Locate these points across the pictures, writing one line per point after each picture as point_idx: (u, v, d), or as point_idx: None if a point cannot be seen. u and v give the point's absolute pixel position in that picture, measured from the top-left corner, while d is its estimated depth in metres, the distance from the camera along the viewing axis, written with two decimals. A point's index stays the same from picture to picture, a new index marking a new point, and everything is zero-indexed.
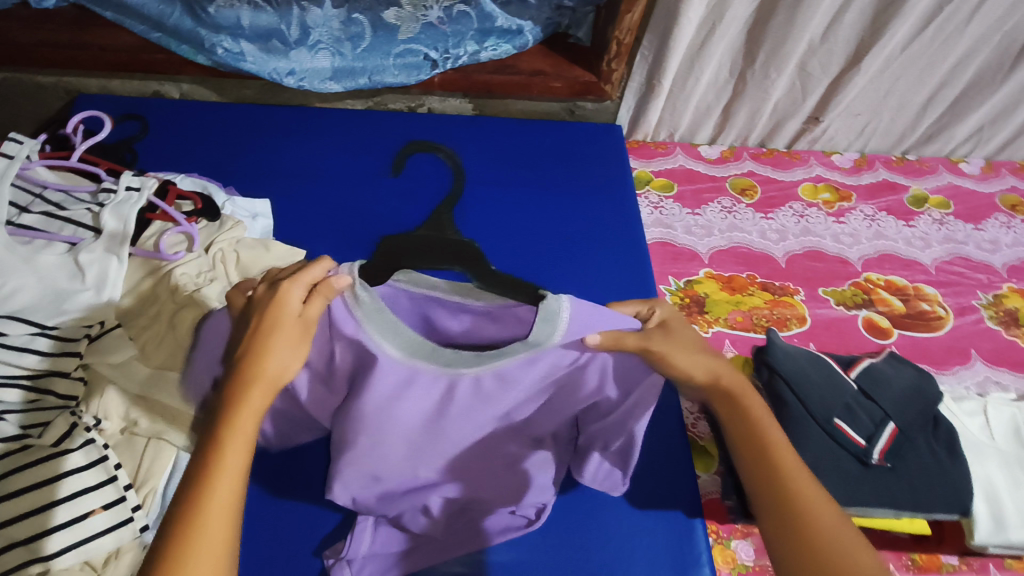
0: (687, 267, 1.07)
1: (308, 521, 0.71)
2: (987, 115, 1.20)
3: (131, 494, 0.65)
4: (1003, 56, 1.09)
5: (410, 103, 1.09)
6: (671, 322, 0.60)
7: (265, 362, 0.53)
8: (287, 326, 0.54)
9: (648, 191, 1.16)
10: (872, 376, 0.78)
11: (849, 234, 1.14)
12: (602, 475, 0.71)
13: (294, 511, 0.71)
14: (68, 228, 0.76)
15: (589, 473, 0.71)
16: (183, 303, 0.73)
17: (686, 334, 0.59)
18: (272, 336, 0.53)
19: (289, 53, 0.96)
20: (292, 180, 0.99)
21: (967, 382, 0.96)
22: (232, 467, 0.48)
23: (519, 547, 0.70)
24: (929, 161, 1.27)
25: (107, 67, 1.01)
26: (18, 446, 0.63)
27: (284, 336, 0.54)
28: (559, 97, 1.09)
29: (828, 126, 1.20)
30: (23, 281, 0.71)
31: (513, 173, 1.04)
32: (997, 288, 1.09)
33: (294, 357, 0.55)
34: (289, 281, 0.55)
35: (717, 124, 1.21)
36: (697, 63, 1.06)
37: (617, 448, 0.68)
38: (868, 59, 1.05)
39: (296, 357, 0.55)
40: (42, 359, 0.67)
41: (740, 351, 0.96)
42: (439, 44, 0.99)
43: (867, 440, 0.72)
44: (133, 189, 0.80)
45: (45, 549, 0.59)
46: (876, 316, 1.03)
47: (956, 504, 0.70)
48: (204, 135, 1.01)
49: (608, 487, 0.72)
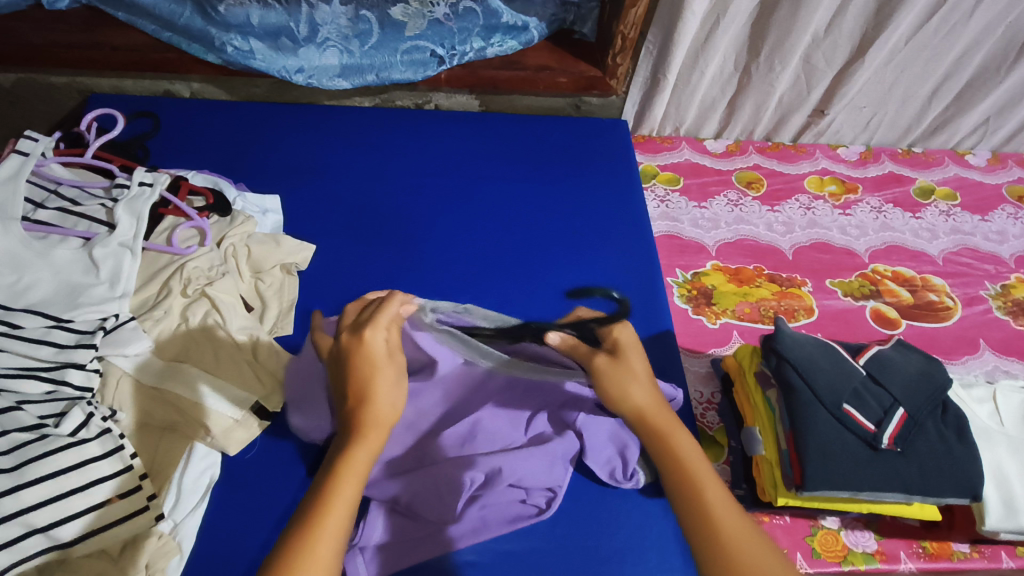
0: (694, 260, 1.07)
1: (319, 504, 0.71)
2: (993, 106, 1.20)
3: (147, 483, 0.65)
4: (1007, 48, 1.10)
5: (417, 100, 1.11)
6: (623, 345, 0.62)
7: (372, 405, 0.58)
8: (384, 364, 0.61)
9: (655, 184, 1.17)
10: (880, 362, 0.78)
11: (856, 226, 1.14)
12: (605, 460, 0.74)
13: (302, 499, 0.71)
14: (81, 224, 0.77)
15: (595, 459, 0.73)
16: (195, 297, 0.76)
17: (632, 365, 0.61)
18: (373, 378, 0.59)
19: (297, 50, 0.98)
20: (301, 177, 0.99)
21: (976, 371, 0.96)
22: (347, 499, 0.52)
23: (531, 534, 0.70)
24: (936, 154, 1.27)
25: (120, 68, 1.03)
26: (35, 434, 0.62)
27: (384, 380, 0.60)
28: (565, 93, 1.10)
29: (833, 118, 1.21)
30: (40, 275, 0.72)
31: (520, 169, 1.05)
32: (1005, 278, 1.09)
33: (395, 397, 0.60)
34: (371, 327, 0.61)
35: (723, 118, 1.21)
36: (702, 56, 1.06)
37: (611, 438, 0.75)
38: (873, 51, 1.05)
39: (397, 398, 0.60)
40: (58, 351, 0.67)
41: (747, 341, 0.97)
42: (446, 41, 1.00)
43: (877, 425, 0.72)
44: (146, 185, 0.81)
45: (64, 535, 0.60)
46: (884, 307, 1.03)
47: (966, 488, 0.71)
48: (214, 133, 1.02)
49: (620, 482, 0.73)
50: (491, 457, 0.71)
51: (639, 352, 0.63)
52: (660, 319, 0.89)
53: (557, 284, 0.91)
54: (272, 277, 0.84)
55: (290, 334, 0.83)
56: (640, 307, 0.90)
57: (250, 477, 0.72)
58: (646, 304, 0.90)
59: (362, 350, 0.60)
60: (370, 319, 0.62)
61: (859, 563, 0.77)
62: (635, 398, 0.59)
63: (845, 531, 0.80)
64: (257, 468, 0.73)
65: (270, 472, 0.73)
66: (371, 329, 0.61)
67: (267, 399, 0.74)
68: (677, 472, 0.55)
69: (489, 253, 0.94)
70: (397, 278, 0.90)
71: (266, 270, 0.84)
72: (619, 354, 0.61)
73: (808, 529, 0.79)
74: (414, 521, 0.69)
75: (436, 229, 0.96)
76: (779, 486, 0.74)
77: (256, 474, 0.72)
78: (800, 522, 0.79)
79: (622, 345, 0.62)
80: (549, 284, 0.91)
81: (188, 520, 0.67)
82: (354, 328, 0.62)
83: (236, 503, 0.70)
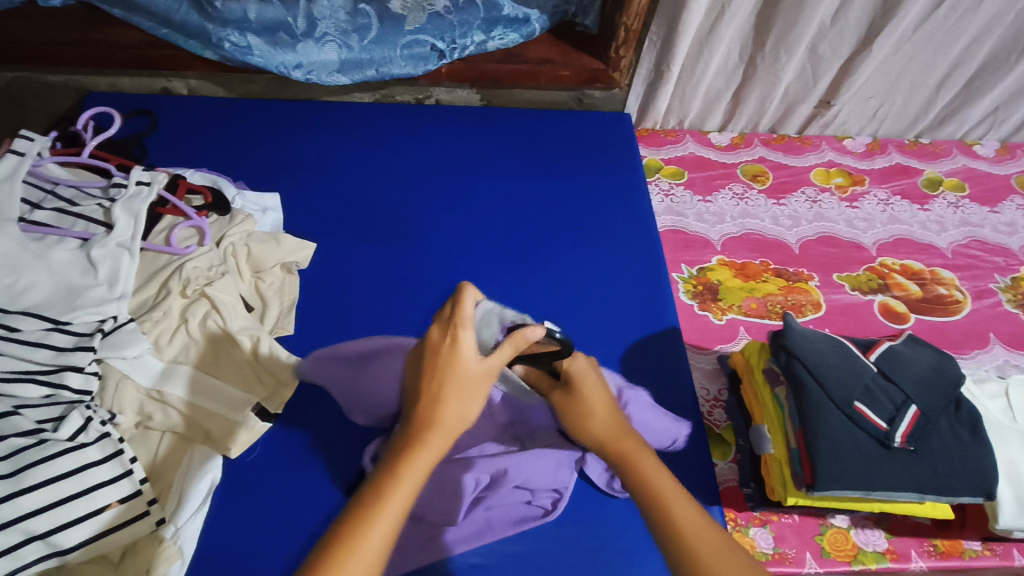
0: (699, 255, 1.06)
1: (320, 499, 0.70)
2: (1001, 96, 1.19)
3: (155, 509, 0.64)
4: (959, 42, 1.08)
5: (417, 95, 1.09)
6: (579, 380, 0.63)
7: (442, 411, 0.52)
8: (468, 373, 0.54)
9: (659, 178, 1.15)
10: (891, 357, 0.76)
11: (863, 219, 1.13)
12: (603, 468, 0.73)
13: (300, 494, 0.71)
14: (79, 225, 0.76)
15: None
16: (194, 298, 0.75)
17: (589, 399, 0.61)
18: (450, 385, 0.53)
19: (296, 46, 0.96)
20: (302, 174, 0.98)
21: (987, 366, 0.95)
22: (403, 495, 0.49)
23: (520, 531, 0.69)
24: (943, 144, 1.25)
25: (116, 64, 1.01)
26: (32, 440, 0.61)
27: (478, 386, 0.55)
28: (568, 86, 1.09)
29: (840, 110, 1.19)
30: (37, 277, 0.71)
31: (521, 165, 1.03)
32: (1015, 271, 1.07)
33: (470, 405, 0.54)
34: (463, 331, 0.55)
35: (728, 109, 1.19)
36: (707, 46, 1.04)
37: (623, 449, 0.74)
38: (881, 40, 1.03)
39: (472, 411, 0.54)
40: (56, 354, 0.66)
41: (755, 337, 0.96)
42: (446, 34, 0.99)
43: (889, 423, 0.71)
44: (143, 184, 0.80)
45: (64, 542, 0.60)
46: (893, 301, 1.02)
47: (980, 486, 0.70)
48: (211, 132, 1.01)
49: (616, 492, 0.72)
50: (496, 459, 0.69)
51: (596, 381, 0.63)
52: (665, 316, 0.88)
53: (555, 282, 0.90)
54: (273, 276, 0.83)
55: (293, 334, 0.82)
56: (645, 307, 0.89)
57: (254, 478, 0.71)
58: (653, 302, 0.89)
59: (450, 353, 0.54)
60: (457, 317, 0.55)
61: (869, 563, 0.76)
62: (594, 428, 0.60)
63: (855, 529, 0.79)
64: (260, 470, 0.72)
65: (272, 473, 0.72)
66: (465, 331, 0.55)
67: (268, 400, 0.74)
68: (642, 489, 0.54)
69: (484, 252, 0.93)
70: (383, 285, 0.88)
71: (266, 269, 0.83)
72: (573, 388, 0.62)
73: (818, 528, 0.78)
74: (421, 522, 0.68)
75: (437, 227, 0.95)
76: (789, 485, 0.73)
77: (260, 475, 0.71)
78: (808, 521, 0.78)
79: (574, 375, 0.63)
80: (551, 282, 0.90)
81: (190, 524, 0.65)
82: (455, 329, 0.55)
83: (238, 504, 0.70)
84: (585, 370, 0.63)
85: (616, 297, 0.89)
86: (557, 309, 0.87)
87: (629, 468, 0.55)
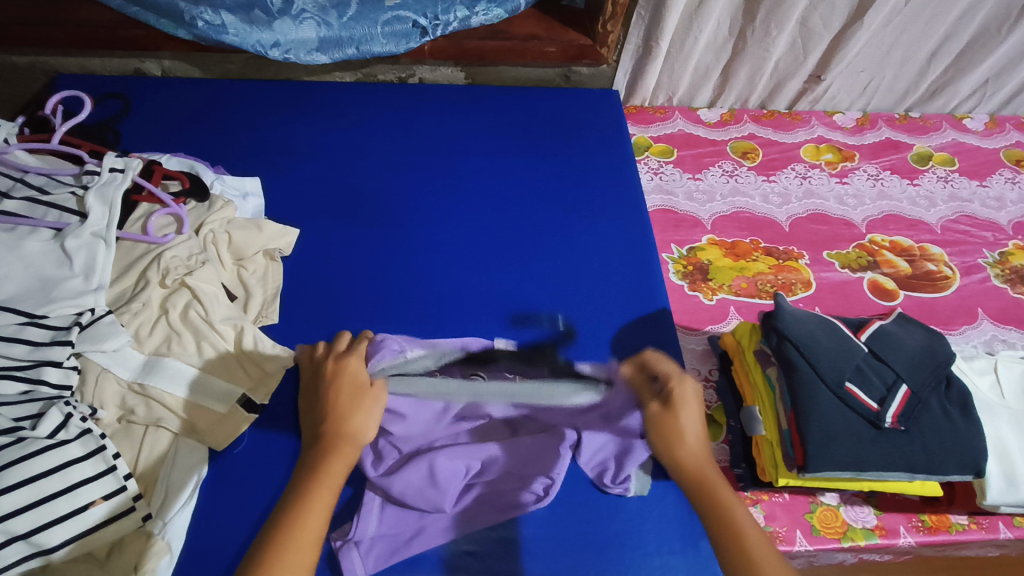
0: (690, 234, 1.05)
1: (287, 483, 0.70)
2: (992, 68, 1.17)
3: (141, 504, 0.63)
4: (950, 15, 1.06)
5: (400, 74, 1.07)
6: (679, 402, 0.69)
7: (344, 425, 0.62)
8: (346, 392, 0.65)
9: (648, 156, 1.14)
10: (882, 337, 0.76)
11: (853, 195, 1.12)
12: (596, 460, 0.72)
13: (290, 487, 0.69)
14: (52, 214, 0.73)
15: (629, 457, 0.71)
16: (174, 288, 0.73)
17: (687, 418, 0.68)
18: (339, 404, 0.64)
19: (272, 23, 0.92)
20: (281, 158, 0.95)
21: (974, 342, 0.95)
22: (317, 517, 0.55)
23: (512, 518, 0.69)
24: (933, 118, 1.25)
25: (85, 45, 0.97)
26: (10, 437, 0.59)
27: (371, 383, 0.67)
28: (555, 62, 1.06)
29: (830, 83, 1.17)
30: (11, 269, 0.68)
31: (508, 145, 1.01)
32: (1004, 245, 1.07)
33: (367, 418, 0.64)
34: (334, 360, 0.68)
35: (716, 86, 1.18)
36: (695, 22, 1.02)
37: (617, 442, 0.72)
38: (873, 13, 1.01)
39: (370, 418, 0.64)
40: (32, 350, 0.64)
41: (745, 318, 0.95)
42: (428, 10, 0.96)
43: (880, 403, 0.71)
44: (117, 171, 0.77)
45: (47, 542, 0.58)
46: (882, 278, 1.01)
47: (970, 464, 0.70)
48: (187, 116, 0.98)
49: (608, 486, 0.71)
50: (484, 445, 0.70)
51: (695, 411, 0.69)
52: (654, 296, 0.87)
53: (544, 265, 0.89)
54: (255, 264, 0.82)
55: (277, 322, 0.80)
56: (636, 285, 0.88)
57: (239, 470, 0.70)
58: (641, 283, 0.88)
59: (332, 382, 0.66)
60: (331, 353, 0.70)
61: (859, 539, 0.77)
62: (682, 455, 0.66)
63: (844, 506, 0.79)
64: (246, 462, 0.71)
65: (257, 464, 0.71)
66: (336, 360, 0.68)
67: (254, 391, 0.73)
68: (719, 520, 0.59)
69: (469, 231, 0.91)
70: (371, 270, 0.86)
71: (249, 257, 0.82)
72: (671, 405, 0.69)
73: (807, 506, 0.79)
74: (411, 509, 0.68)
75: (424, 209, 0.93)
76: (780, 466, 0.74)
77: (246, 467, 0.70)
78: (798, 499, 0.79)
79: (679, 397, 0.70)
80: (538, 265, 0.89)
81: (178, 519, 0.64)
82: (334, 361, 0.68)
83: (224, 497, 0.69)
84: (689, 396, 0.71)
85: (605, 278, 0.88)
86: (547, 293, 0.86)
87: (709, 500, 0.61)
